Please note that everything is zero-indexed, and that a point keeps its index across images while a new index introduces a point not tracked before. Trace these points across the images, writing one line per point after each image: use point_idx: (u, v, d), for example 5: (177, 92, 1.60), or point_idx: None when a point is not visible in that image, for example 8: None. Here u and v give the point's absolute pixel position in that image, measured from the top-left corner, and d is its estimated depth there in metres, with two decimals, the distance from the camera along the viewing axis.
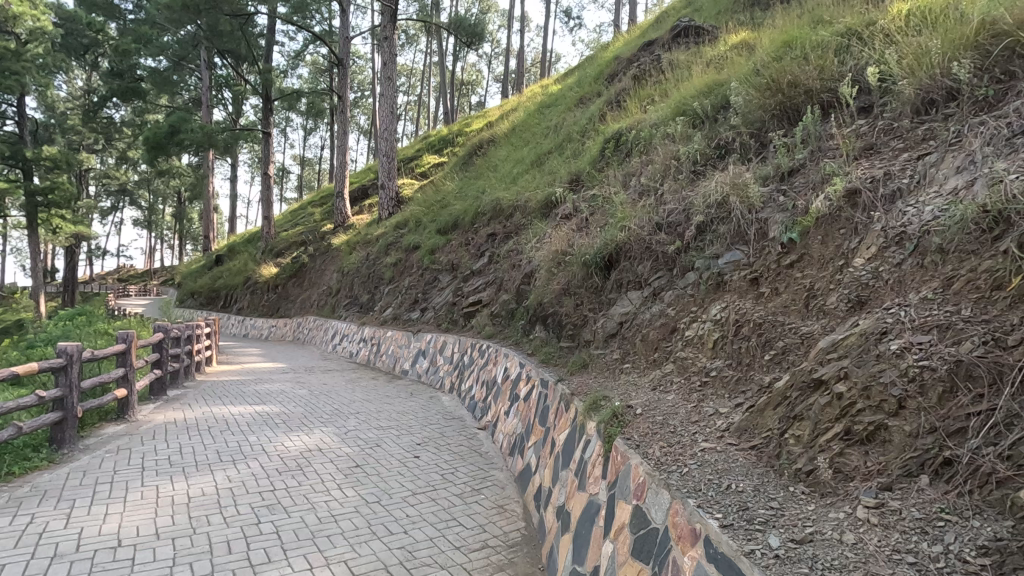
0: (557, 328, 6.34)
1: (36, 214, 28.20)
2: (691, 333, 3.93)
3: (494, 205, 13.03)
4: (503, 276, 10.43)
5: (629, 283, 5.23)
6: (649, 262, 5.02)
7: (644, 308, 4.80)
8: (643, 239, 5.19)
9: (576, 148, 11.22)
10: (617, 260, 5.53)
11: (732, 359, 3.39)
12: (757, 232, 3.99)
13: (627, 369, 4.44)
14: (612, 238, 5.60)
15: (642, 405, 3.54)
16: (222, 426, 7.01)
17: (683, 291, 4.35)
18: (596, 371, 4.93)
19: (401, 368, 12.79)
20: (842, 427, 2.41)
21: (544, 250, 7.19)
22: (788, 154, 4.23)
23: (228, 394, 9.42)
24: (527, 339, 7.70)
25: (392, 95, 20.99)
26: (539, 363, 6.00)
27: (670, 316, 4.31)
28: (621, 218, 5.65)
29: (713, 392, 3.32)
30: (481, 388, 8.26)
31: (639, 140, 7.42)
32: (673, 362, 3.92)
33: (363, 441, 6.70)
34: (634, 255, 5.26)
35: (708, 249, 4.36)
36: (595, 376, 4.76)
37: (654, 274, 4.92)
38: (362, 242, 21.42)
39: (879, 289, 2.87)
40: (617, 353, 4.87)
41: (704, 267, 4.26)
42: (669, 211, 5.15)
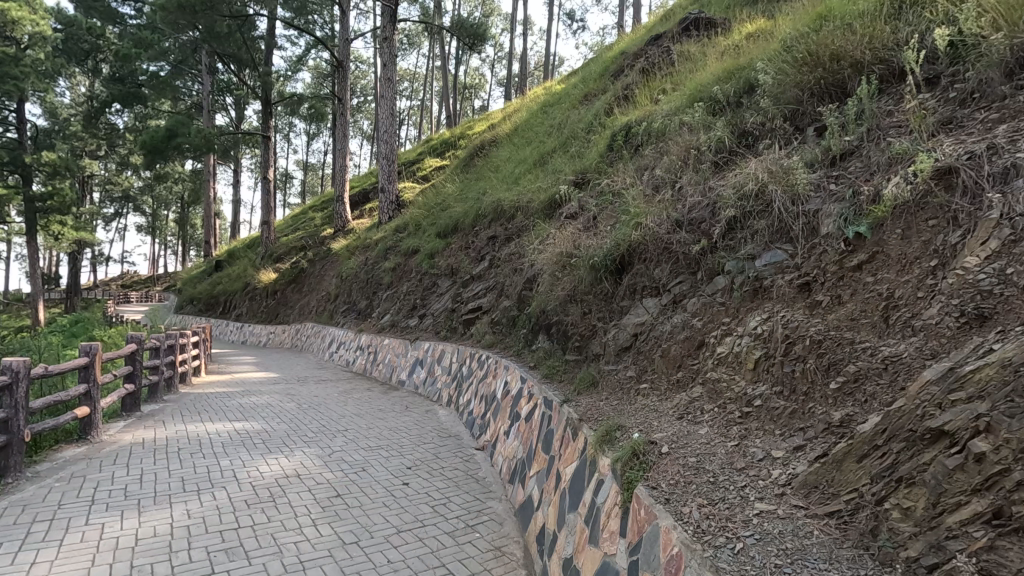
0: (562, 338, 5.69)
1: (35, 220, 27.88)
2: (723, 350, 3.30)
3: (495, 207, 12.40)
4: (504, 281, 9.79)
5: (644, 290, 4.59)
6: (668, 264, 4.37)
7: (663, 318, 4.16)
8: (660, 237, 4.54)
9: (581, 145, 10.59)
10: (630, 263, 4.89)
11: (784, 387, 2.75)
12: (806, 228, 3.35)
13: (644, 389, 3.83)
14: (624, 238, 4.96)
15: (669, 439, 2.89)
16: (194, 447, 6.38)
17: (711, 299, 3.71)
18: (607, 390, 4.29)
19: (398, 378, 12.14)
20: (989, 508, 1.68)
21: (547, 253, 6.55)
22: (838, 134, 3.59)
23: (208, 409, 8.79)
24: (529, 349, 7.06)
25: (391, 96, 20.45)
26: (542, 378, 5.36)
27: (696, 328, 3.66)
28: (635, 216, 5.02)
29: (758, 428, 2.69)
30: (480, 403, 7.61)
31: (651, 131, 6.79)
32: (702, 384, 3.30)
33: (348, 464, 6.07)
34: (649, 257, 4.62)
35: (741, 248, 3.71)
36: (607, 397, 4.12)
37: (674, 278, 4.27)
38: (361, 247, 20.85)
39: (1010, 299, 2.16)
40: (631, 369, 4.22)
41: (736, 270, 3.62)
42: (690, 206, 4.50)
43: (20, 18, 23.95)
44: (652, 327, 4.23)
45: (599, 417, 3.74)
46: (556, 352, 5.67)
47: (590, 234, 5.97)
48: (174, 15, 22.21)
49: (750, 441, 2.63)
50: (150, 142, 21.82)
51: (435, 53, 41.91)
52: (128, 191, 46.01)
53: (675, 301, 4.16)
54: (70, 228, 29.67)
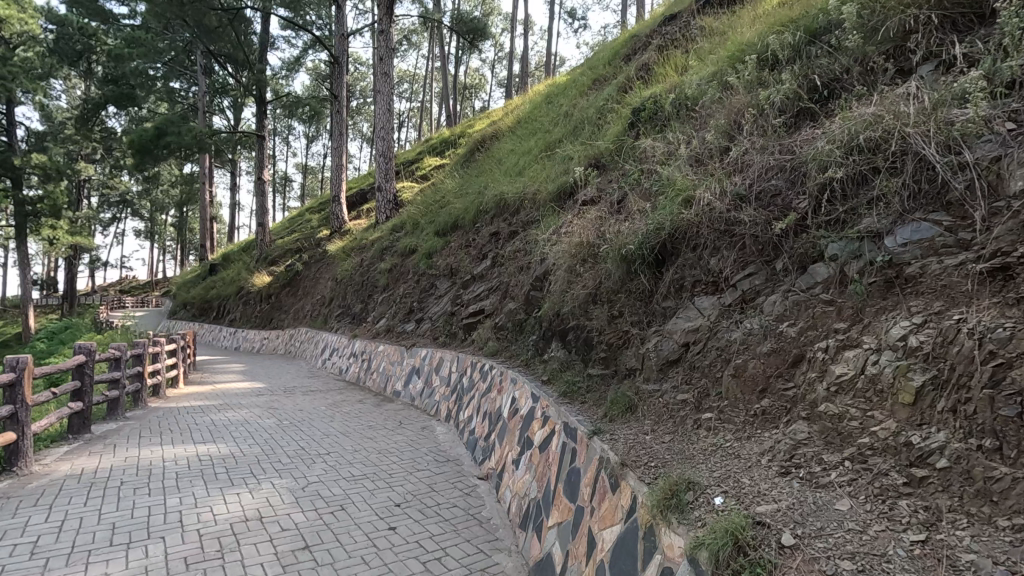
0: (581, 346, 4.72)
1: (25, 224, 26.94)
2: (845, 371, 2.42)
3: (498, 201, 11.36)
4: (509, 281, 8.76)
5: (696, 284, 3.65)
6: (734, 253, 3.46)
7: (726, 322, 3.23)
8: (721, 220, 3.62)
9: (594, 130, 9.55)
10: (675, 253, 3.95)
11: (999, 442, 1.82)
12: (982, 185, 2.48)
13: (709, 418, 2.88)
14: (667, 220, 4.02)
15: (795, 524, 1.98)
16: (141, 479, 5.32)
17: (814, 298, 2.82)
18: (650, 413, 3.34)
19: (392, 389, 11.11)
20: None
21: (563, 243, 5.53)
22: (1007, 55, 2.81)
23: (174, 426, 7.76)
24: (540, 360, 6.03)
25: (389, 90, 19.47)
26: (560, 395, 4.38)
27: (790, 340, 2.75)
28: (680, 190, 4.06)
29: (954, 511, 1.78)
30: (483, 423, 6.58)
31: (683, 99, 5.77)
32: (815, 427, 2.39)
33: (325, 501, 5.02)
34: (703, 245, 3.70)
35: (862, 225, 2.82)
36: (656, 426, 3.14)
37: (741, 270, 3.36)
38: (357, 248, 19.84)
39: None
40: (680, 388, 3.27)
41: (860, 255, 2.74)
42: (759, 177, 3.58)
43: (8, 18, 24.00)
44: (712, 332, 3.28)
45: (658, 456, 2.78)
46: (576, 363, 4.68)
47: (618, 218, 4.96)
48: (165, 9, 21.31)
49: (950, 535, 1.72)
50: (139, 142, 20.80)
51: (434, 53, 41.00)
52: (125, 195, 45.08)
53: (745, 299, 3.23)
54: (64, 233, 28.35)
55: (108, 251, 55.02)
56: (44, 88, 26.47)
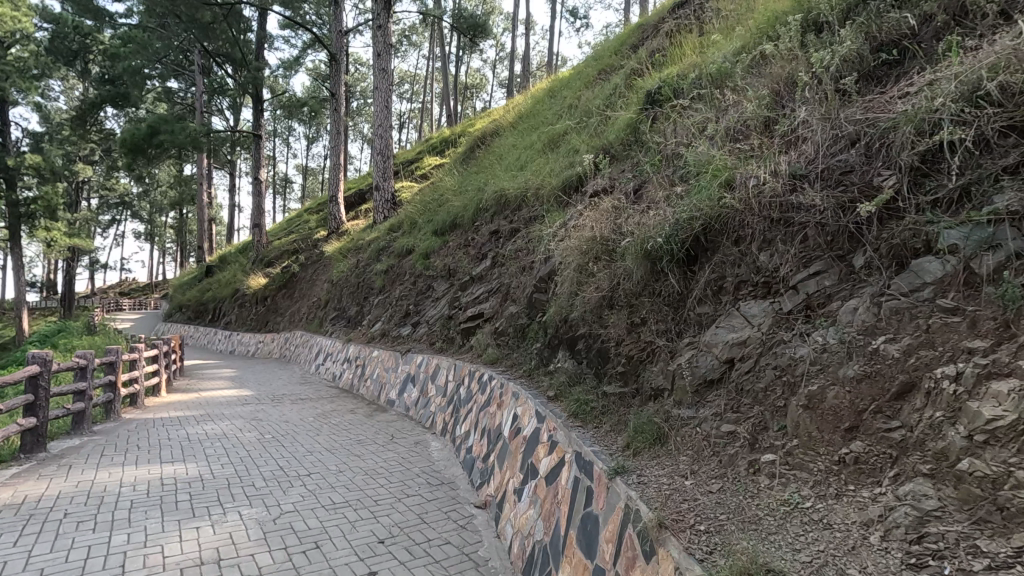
0: (592, 357, 4.10)
1: (18, 225, 26.09)
2: (1000, 412, 1.79)
3: (499, 198, 10.69)
4: (510, 282, 8.10)
5: (742, 286, 3.07)
6: (795, 248, 2.88)
7: (791, 333, 2.64)
8: (778, 207, 3.03)
9: (603, 120, 8.88)
10: (713, 247, 3.36)
11: None
12: None
13: (779, 461, 2.29)
14: (703, 208, 3.42)
15: None
16: (87, 511, 4.64)
17: (924, 305, 2.23)
18: (688, 445, 2.74)
19: (386, 397, 10.44)
20: None
21: (571, 238, 4.90)
22: None
23: (142, 441, 7.08)
24: (546, 370, 5.39)
25: (387, 85, 18.81)
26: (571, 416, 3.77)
27: (898, 364, 2.15)
28: (718, 172, 3.47)
29: None
30: (481, 441, 5.89)
31: (706, 77, 5.14)
32: (947, 495, 1.79)
33: (298, 537, 4.34)
34: (751, 238, 3.13)
35: (992, 208, 2.21)
36: (703, 466, 2.54)
37: (804, 268, 2.78)
38: (354, 249, 19.18)
39: None
40: (724, 415, 2.68)
41: (996, 247, 2.13)
42: (822, 154, 3.01)
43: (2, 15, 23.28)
44: (768, 345, 2.69)
45: (713, 516, 2.18)
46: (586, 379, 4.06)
47: (636, 208, 4.32)
48: (156, 0, 20.49)
49: None
50: (130, 141, 19.79)
51: (435, 53, 40.33)
52: (124, 197, 44.46)
53: (813, 305, 2.65)
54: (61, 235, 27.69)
55: (107, 253, 54.38)
56: (37, 87, 25.87)
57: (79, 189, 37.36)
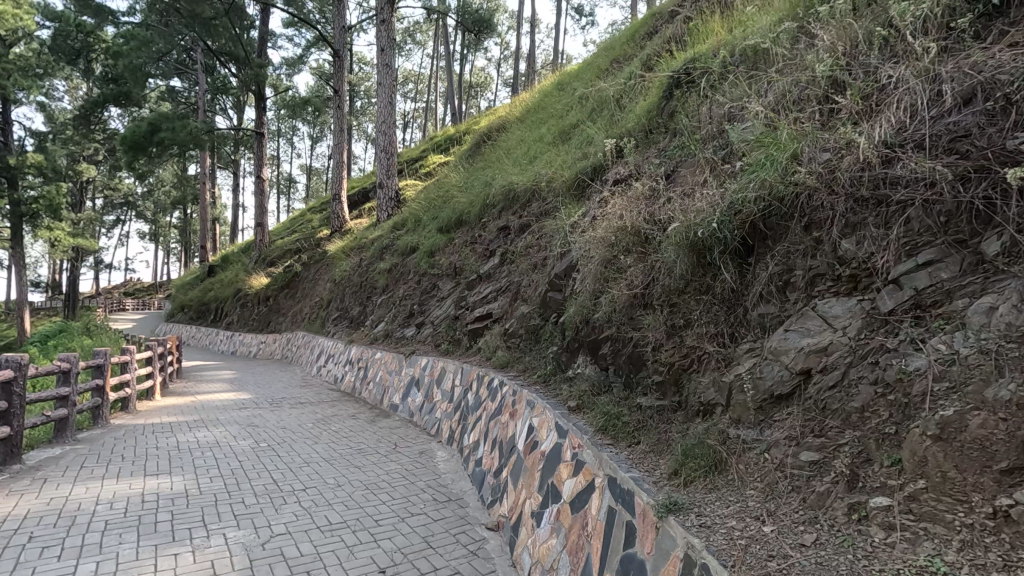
0: (623, 363, 3.73)
1: (20, 225, 25.68)
2: None
3: (507, 192, 10.20)
4: (520, 280, 7.62)
5: (824, 281, 2.67)
6: (897, 235, 2.45)
7: (900, 340, 2.20)
8: (875, 184, 2.61)
9: (619, 108, 8.36)
10: (784, 236, 2.96)
11: None
12: None
13: (897, 510, 1.85)
14: (764, 189, 3.06)
15: None
16: (54, 534, 4.16)
17: None
18: (763, 476, 2.31)
19: (390, 402, 9.95)
20: None
21: (596, 230, 4.46)
22: None
23: (128, 450, 6.62)
24: (564, 377, 4.88)
25: (391, 80, 18.34)
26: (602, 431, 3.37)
27: None
28: (780, 150, 3.09)
29: None
30: (492, 453, 5.40)
31: (742, 53, 4.65)
32: None
33: (289, 566, 3.86)
34: (835, 224, 2.72)
35: None
36: (786, 504, 2.13)
37: (910, 260, 2.36)
38: (357, 248, 18.72)
39: None
40: (812, 437, 2.26)
41: None
42: (927, 123, 2.57)
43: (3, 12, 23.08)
44: (860, 354, 2.30)
45: None
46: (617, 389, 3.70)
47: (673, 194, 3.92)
48: None
49: None
50: (130, 138, 19.17)
51: (439, 52, 39.83)
52: (128, 196, 44.20)
53: (924, 303, 2.23)
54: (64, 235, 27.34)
55: (112, 253, 54.20)
56: (39, 86, 25.63)
57: (82, 189, 37.09)
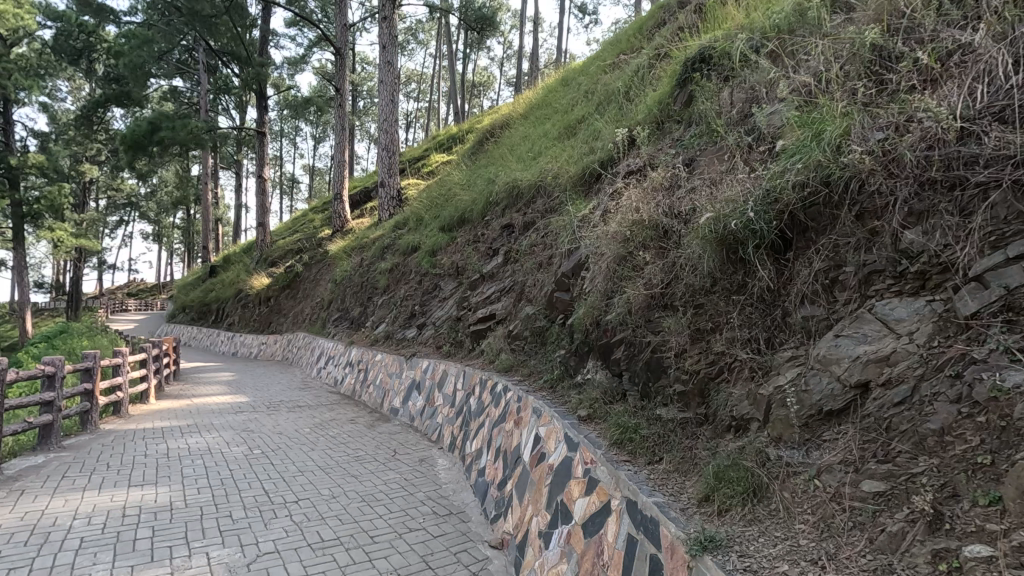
0: (639, 370, 3.48)
1: (22, 226, 25.47)
2: None
3: (511, 189, 9.89)
4: (525, 280, 7.29)
5: (884, 281, 2.39)
6: (975, 224, 2.15)
7: (989, 350, 1.88)
8: (950, 167, 2.32)
9: (628, 100, 8.04)
10: (834, 228, 2.69)
11: None
12: None
13: (1004, 563, 1.50)
14: (817, 170, 2.79)
15: None
16: (22, 554, 3.85)
17: None
18: (821, 511, 2.02)
19: (390, 406, 9.64)
20: None
21: (611, 223, 4.22)
22: None
23: (115, 458, 6.32)
24: (572, 383, 4.55)
25: (393, 78, 18.04)
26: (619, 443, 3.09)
27: None
28: (832, 127, 2.84)
29: None
30: (496, 463, 5.08)
31: (766, 35, 4.31)
32: None
33: None
34: (899, 213, 2.43)
35: None
36: (850, 544, 1.85)
37: (994, 254, 2.05)
38: (359, 247, 18.42)
39: None
40: (877, 461, 1.99)
41: None
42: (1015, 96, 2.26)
43: (4, 12, 23.01)
44: (933, 365, 2.01)
45: None
46: (629, 398, 3.44)
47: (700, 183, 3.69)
48: None
49: None
50: (130, 137, 18.69)
51: (442, 51, 39.53)
52: (131, 197, 44.05)
53: (1014, 305, 1.91)
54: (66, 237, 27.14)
55: (116, 254, 54.09)
56: (40, 85, 25.50)
57: (85, 190, 36.95)
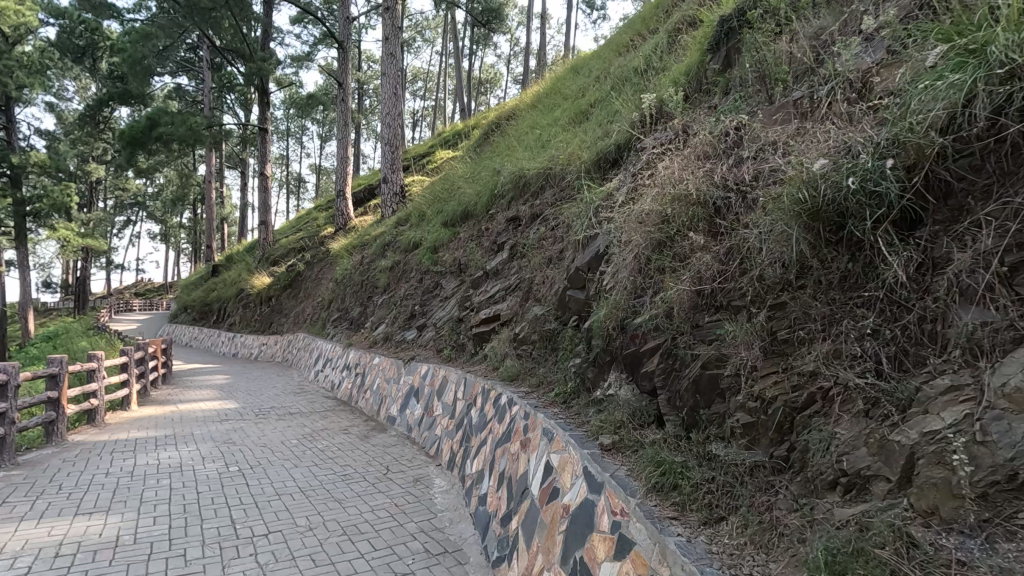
0: (684, 391, 2.76)
1: (25, 226, 24.72)
2: None
3: (517, 180, 9.11)
4: (532, 277, 6.53)
5: None
6: None
7: None
8: None
9: (646, 78, 7.26)
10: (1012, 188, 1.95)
11: None
12: None
13: None
14: (993, 96, 2.04)
15: None
16: None
17: None
18: None
19: (387, 414, 8.90)
20: None
21: (650, 201, 3.50)
22: None
23: (69, 478, 5.59)
24: (590, 399, 3.78)
25: (396, 69, 17.26)
26: (661, 490, 2.41)
27: None
28: (1006, 32, 2.07)
29: None
30: (498, 492, 4.31)
31: None
32: None
33: None
34: None
35: None
36: None
37: None
38: (361, 245, 17.71)
39: None
40: None
41: None
42: None
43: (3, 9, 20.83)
44: None
45: None
46: (669, 426, 2.77)
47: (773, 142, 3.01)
48: None
49: None
50: (128, 133, 17.76)
51: (448, 48, 38.76)
52: (137, 197, 43.51)
53: None
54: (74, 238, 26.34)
55: (123, 254, 53.80)
56: (45, 84, 22.88)
57: (91, 189, 36.40)
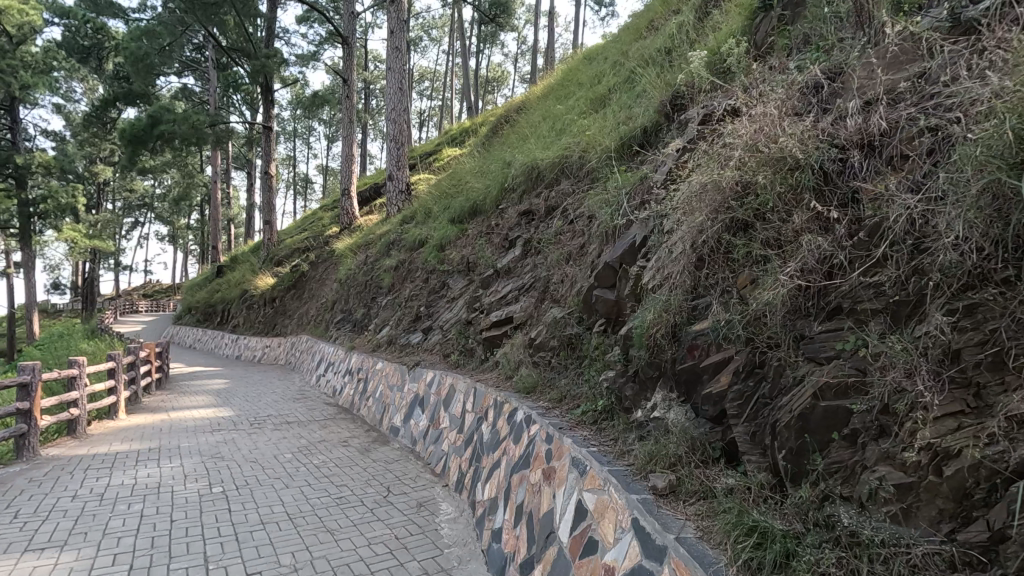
0: (784, 430, 2.13)
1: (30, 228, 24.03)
2: None
3: (529, 170, 8.41)
4: (550, 275, 5.85)
5: None
6: None
7: None
8: None
9: (674, 57, 6.57)
10: None
11: None
12: None
13: None
14: None
15: None
16: None
17: None
18: None
19: (389, 425, 8.24)
20: None
21: (753, 159, 2.79)
22: None
23: (30, 503, 4.95)
24: (629, 422, 3.11)
25: (401, 63, 16.57)
26: (760, 570, 1.81)
27: None
28: None
29: None
30: (516, 531, 3.63)
31: None
32: None
33: None
34: None
35: None
36: None
37: None
38: (365, 245, 17.08)
39: None
40: None
41: None
42: None
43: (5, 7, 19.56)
44: None
45: None
46: (750, 469, 2.22)
47: (921, 79, 2.42)
48: None
49: None
50: (129, 131, 17.00)
51: (455, 47, 38.13)
52: (145, 199, 43.03)
53: None
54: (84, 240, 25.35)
55: (130, 255, 53.30)
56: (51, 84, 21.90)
57: (98, 190, 35.90)
